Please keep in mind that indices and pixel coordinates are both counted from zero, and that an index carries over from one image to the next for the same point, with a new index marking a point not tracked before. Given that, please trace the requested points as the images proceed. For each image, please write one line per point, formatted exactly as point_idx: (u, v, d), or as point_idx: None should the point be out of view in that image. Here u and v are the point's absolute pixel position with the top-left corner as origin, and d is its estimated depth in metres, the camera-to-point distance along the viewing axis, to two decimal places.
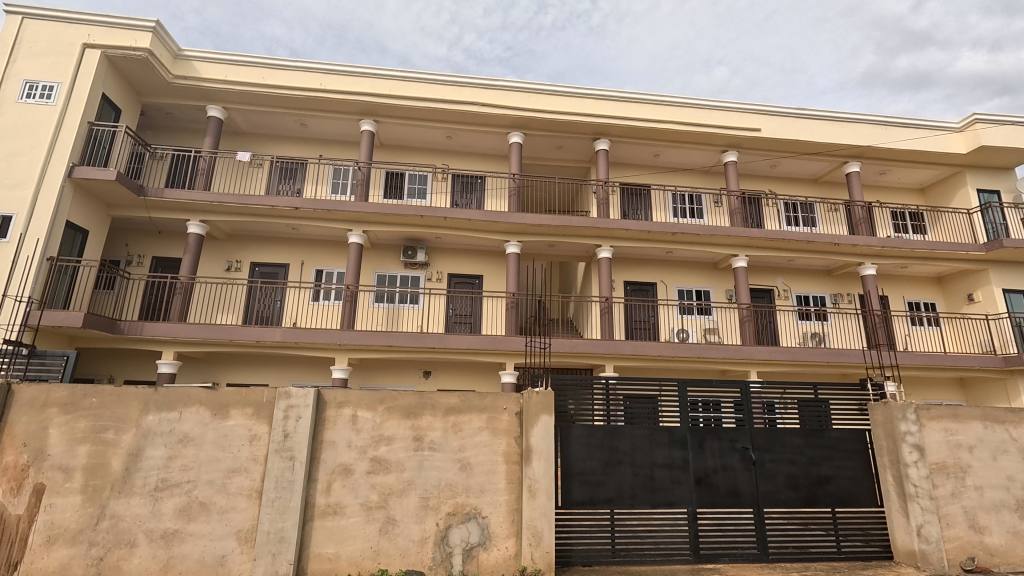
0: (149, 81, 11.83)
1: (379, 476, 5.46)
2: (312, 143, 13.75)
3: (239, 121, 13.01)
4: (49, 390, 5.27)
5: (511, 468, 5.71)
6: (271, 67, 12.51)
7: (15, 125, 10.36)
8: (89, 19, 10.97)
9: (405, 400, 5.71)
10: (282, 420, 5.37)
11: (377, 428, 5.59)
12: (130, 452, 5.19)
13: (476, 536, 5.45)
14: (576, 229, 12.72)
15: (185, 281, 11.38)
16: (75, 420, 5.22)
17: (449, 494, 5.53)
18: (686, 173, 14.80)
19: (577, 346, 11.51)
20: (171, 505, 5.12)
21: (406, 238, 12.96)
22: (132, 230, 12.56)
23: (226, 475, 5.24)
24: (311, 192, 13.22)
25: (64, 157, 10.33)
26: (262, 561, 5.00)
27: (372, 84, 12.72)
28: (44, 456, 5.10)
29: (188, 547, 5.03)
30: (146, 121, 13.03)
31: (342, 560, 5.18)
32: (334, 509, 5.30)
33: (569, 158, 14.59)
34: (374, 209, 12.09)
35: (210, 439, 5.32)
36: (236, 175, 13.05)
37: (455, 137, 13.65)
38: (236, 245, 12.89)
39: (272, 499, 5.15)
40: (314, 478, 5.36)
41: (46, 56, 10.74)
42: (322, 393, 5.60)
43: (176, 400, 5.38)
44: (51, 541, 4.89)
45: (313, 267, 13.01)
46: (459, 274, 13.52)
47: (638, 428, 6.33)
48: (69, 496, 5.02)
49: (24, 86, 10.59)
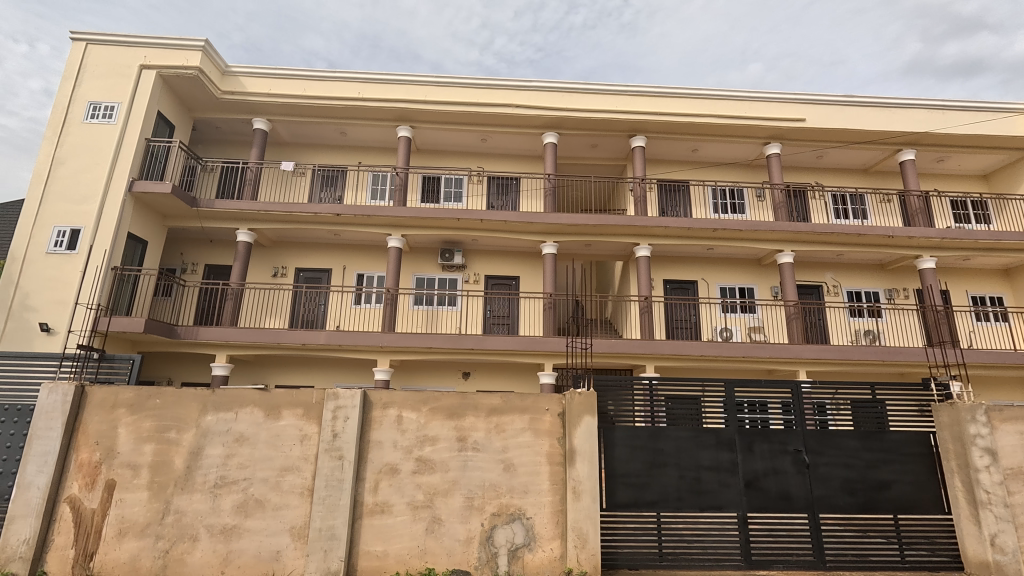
0: (200, 97, 12.45)
1: (424, 475, 5.54)
2: (351, 150, 14.11)
3: (283, 132, 13.50)
4: (117, 391, 5.61)
5: (554, 468, 5.68)
6: (311, 78, 12.92)
7: (80, 144, 11.07)
8: (145, 42, 11.65)
9: (448, 400, 5.78)
10: (331, 421, 5.52)
11: (422, 428, 5.68)
12: (191, 451, 5.46)
13: (521, 536, 5.45)
14: (613, 228, 12.58)
15: (235, 287, 11.92)
16: (141, 419, 5.52)
17: (493, 495, 5.55)
18: (726, 167, 14.38)
19: (616, 346, 11.39)
20: (229, 501, 5.35)
21: (443, 240, 13.16)
22: (186, 239, 13.21)
23: (280, 473, 5.44)
24: (351, 198, 13.61)
25: (125, 172, 10.99)
26: (315, 558, 5.16)
27: (407, 90, 12.98)
28: (114, 454, 5.42)
29: (245, 542, 5.24)
30: (197, 135, 13.70)
31: (390, 558, 5.29)
32: (381, 508, 5.41)
33: (605, 157, 14.42)
34: (412, 213, 12.29)
35: (264, 439, 5.53)
36: (282, 184, 13.57)
37: (489, 140, 13.72)
38: (282, 251, 13.36)
39: (322, 497, 5.30)
40: (361, 477, 5.49)
41: (107, 79, 11.45)
42: (368, 394, 5.73)
43: (231, 401, 5.63)
44: (123, 534, 5.21)
45: (354, 271, 13.36)
46: (496, 275, 13.58)
47: (681, 429, 6.19)
48: (137, 492, 5.32)
49: (88, 108, 11.30)
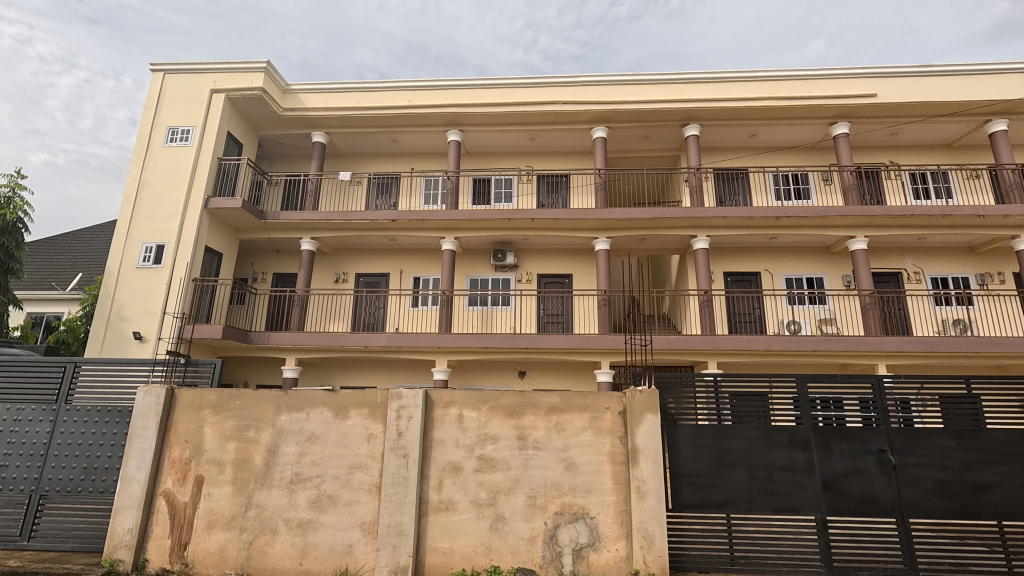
0: (264, 116, 13.20)
1: (486, 473, 5.61)
2: (404, 157, 14.51)
3: (340, 143, 14.09)
4: (202, 393, 6.04)
5: (617, 468, 5.58)
6: (364, 90, 13.38)
7: (162, 166, 12.03)
8: (214, 67, 12.50)
9: (508, 399, 5.81)
10: (395, 420, 5.69)
11: (483, 427, 5.75)
12: (269, 449, 5.79)
13: (586, 536, 5.40)
14: (668, 221, 12.23)
15: (302, 293, 12.55)
16: (223, 419, 5.92)
17: (556, 494, 5.53)
18: (789, 151, 13.63)
19: (676, 342, 11.06)
20: (304, 496, 5.63)
21: (495, 241, 13.27)
22: (256, 250, 14.05)
23: (350, 470, 5.67)
24: (405, 204, 14.00)
25: (201, 190, 11.84)
26: (385, 553, 5.33)
27: (455, 95, 13.18)
28: (201, 452, 5.84)
29: (320, 536, 5.50)
30: (263, 151, 14.54)
31: (456, 554, 5.39)
32: (445, 505, 5.52)
33: (657, 148, 14.05)
34: (464, 215, 12.48)
35: (334, 437, 5.79)
36: (340, 194, 14.16)
37: (537, 138, 13.70)
38: (342, 258, 13.92)
39: (390, 494, 5.48)
40: (426, 475, 5.62)
41: (183, 104, 12.38)
42: (429, 394, 5.86)
43: (303, 401, 5.92)
44: (212, 526, 5.61)
45: (411, 275, 13.72)
46: (548, 274, 13.55)
47: (750, 427, 5.92)
48: (223, 487, 5.71)
49: (167, 132, 12.25)
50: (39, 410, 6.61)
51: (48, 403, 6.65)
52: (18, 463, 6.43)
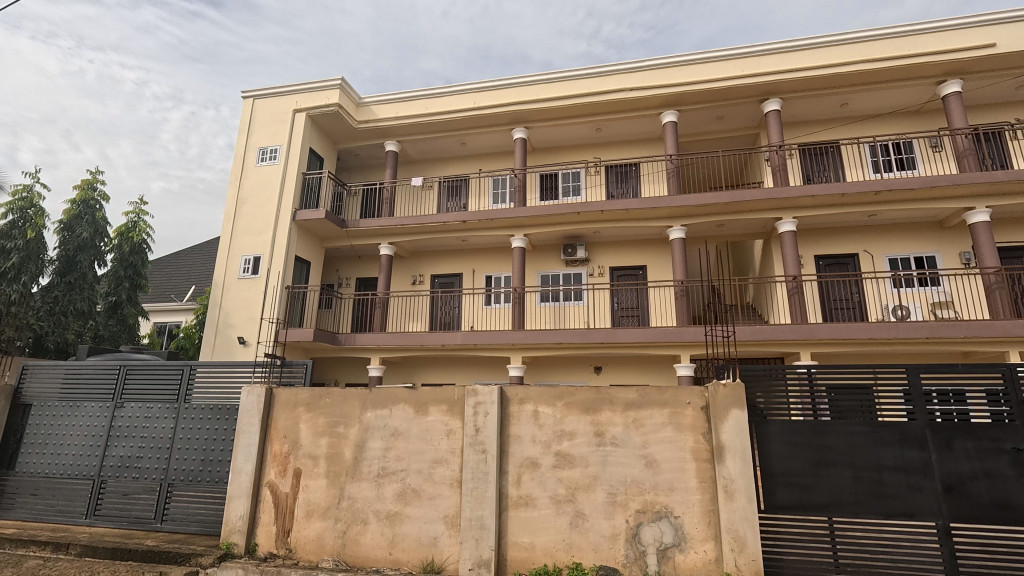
0: (341, 130, 13.99)
1: (564, 470, 5.57)
2: (471, 159, 14.78)
3: (411, 150, 14.62)
4: (297, 392, 6.51)
5: (702, 466, 5.33)
6: (431, 96, 13.77)
7: (255, 184, 13.11)
8: (296, 89, 13.43)
9: (583, 395, 5.74)
10: (473, 416, 5.81)
11: (559, 423, 5.71)
12: (357, 444, 6.13)
13: (670, 536, 5.20)
14: (748, 204, 11.47)
15: (382, 296, 13.17)
16: (316, 416, 6.35)
17: (637, 492, 5.37)
18: (887, 118, 12.30)
19: (763, 333, 10.37)
20: (391, 489, 5.90)
21: (565, 236, 13.16)
22: (340, 257, 14.94)
23: (432, 464, 5.87)
24: (475, 205, 14.26)
25: (290, 204, 12.78)
26: (468, 546, 5.45)
27: (519, 92, 13.21)
28: (298, 446, 6.30)
29: (407, 527, 5.74)
30: (342, 164, 15.43)
31: (537, 550, 5.40)
32: (525, 500, 5.55)
33: (733, 128, 13.23)
34: (533, 212, 12.49)
35: (416, 433, 6.01)
36: (413, 199, 14.70)
37: (604, 128, 13.40)
38: (418, 261, 14.44)
39: (470, 489, 5.60)
40: (504, 470, 5.68)
41: (271, 126, 13.43)
42: (505, 390, 5.92)
43: (386, 398, 6.21)
44: (310, 515, 6.03)
45: (483, 274, 13.96)
46: (621, 266, 13.22)
47: (852, 423, 5.41)
48: (318, 479, 6.13)
49: (258, 153, 13.34)
50: (164, 409, 7.45)
51: (171, 402, 7.48)
52: (149, 456, 7.30)
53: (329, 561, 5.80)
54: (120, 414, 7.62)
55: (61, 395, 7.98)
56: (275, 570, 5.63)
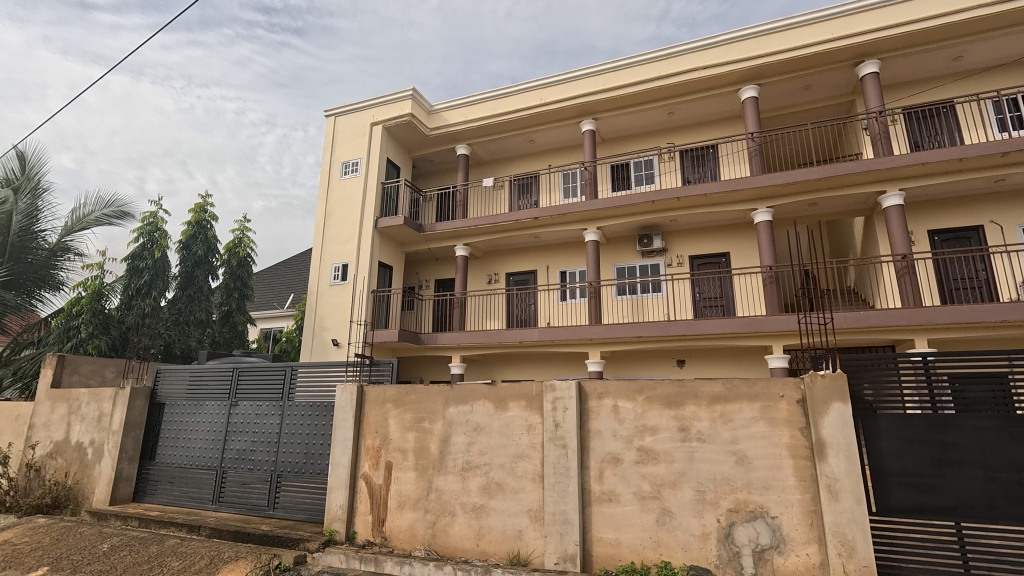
0: (415, 138, 14.57)
1: (648, 465, 5.42)
2: (541, 155, 14.80)
3: (481, 152, 14.92)
4: (385, 389, 6.89)
5: (800, 463, 4.96)
6: (498, 97, 13.93)
7: (340, 196, 14.01)
8: (372, 104, 14.18)
9: (665, 389, 5.56)
10: (552, 411, 5.82)
11: (640, 418, 5.57)
12: (442, 439, 6.37)
13: (767, 537, 4.88)
14: (844, 178, 10.47)
15: (460, 296, 13.56)
16: (403, 412, 6.68)
17: (728, 489, 5.11)
18: (1015, 67, 10.69)
19: (867, 319, 9.43)
20: (476, 482, 6.07)
21: (640, 226, 12.79)
22: (420, 260, 15.58)
23: (513, 459, 5.96)
24: (546, 201, 14.27)
25: (371, 212, 13.53)
26: (552, 540, 5.47)
27: (585, 84, 13.02)
28: (388, 440, 6.66)
29: (493, 520, 5.87)
30: (417, 170, 16.08)
31: (623, 547, 5.30)
32: (608, 496, 5.48)
33: (823, 97, 12.14)
34: (605, 204, 12.27)
35: (497, 428, 6.14)
36: (485, 200, 15.00)
37: (677, 112, 12.85)
38: (493, 260, 14.70)
39: (553, 483, 5.61)
40: (586, 465, 5.64)
41: (351, 141, 14.30)
42: (583, 385, 5.87)
43: (467, 395, 6.39)
44: (402, 505, 6.36)
45: (557, 269, 13.93)
46: (702, 255, 12.61)
47: (981, 417, 4.78)
48: (408, 471, 6.44)
49: (342, 167, 14.25)
50: (271, 406, 8.20)
51: (277, 400, 8.20)
52: (262, 449, 8.05)
53: (421, 550, 6.08)
54: (236, 411, 8.49)
55: (188, 394, 9.03)
56: (373, 556, 5.99)
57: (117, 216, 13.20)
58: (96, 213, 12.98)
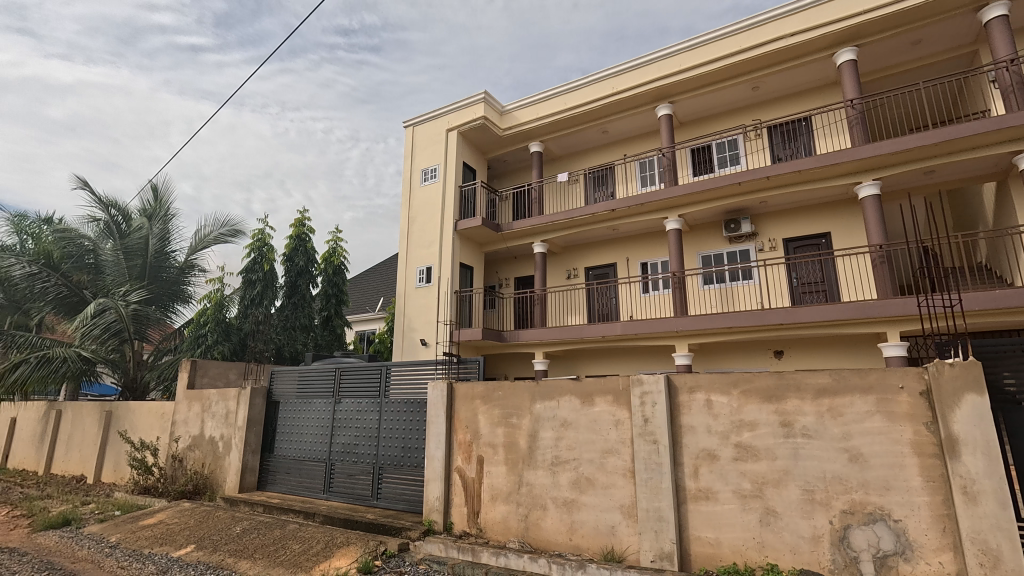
0: (488, 140, 14.86)
1: (748, 462, 5.15)
2: (615, 145, 14.48)
3: (554, 148, 14.89)
4: (473, 386, 7.11)
5: (927, 462, 4.46)
6: (568, 90, 13.82)
7: (421, 202, 14.63)
8: (447, 111, 14.65)
9: (763, 382, 5.24)
10: (640, 406, 5.71)
11: (736, 413, 5.30)
12: (530, 434, 6.47)
13: (890, 542, 4.45)
14: (969, 140, 9.20)
15: (540, 293, 13.65)
16: (492, 408, 6.87)
17: (840, 489, 4.72)
18: None
19: (1005, 299, 8.24)
20: (566, 477, 6.10)
21: (726, 210, 12.12)
22: (499, 259, 15.87)
23: (603, 454, 5.92)
24: (623, 192, 13.96)
25: (451, 216, 13.99)
26: (647, 537, 5.37)
27: (659, 67, 12.54)
28: (479, 435, 6.88)
29: (585, 514, 5.87)
30: (492, 171, 16.38)
31: (724, 547, 5.09)
32: (705, 493, 5.27)
33: (935, 51, 10.77)
34: (686, 190, 11.75)
35: (584, 423, 6.12)
36: (561, 195, 14.96)
37: (762, 86, 12.01)
38: (571, 255, 14.63)
39: (645, 480, 5.50)
40: (680, 462, 5.47)
41: (429, 148, 14.87)
42: (672, 378, 5.70)
43: (553, 390, 6.44)
44: (494, 498, 6.55)
45: (638, 261, 13.57)
46: (799, 237, 11.69)
47: None
48: (499, 466, 6.62)
49: (422, 174, 14.87)
50: (370, 403, 8.78)
51: (375, 397, 8.76)
52: (364, 443, 8.65)
53: (515, 542, 6.22)
54: (340, 408, 9.19)
55: (298, 394, 9.89)
56: (470, 546, 6.21)
57: (231, 234, 14.74)
58: (215, 233, 14.63)
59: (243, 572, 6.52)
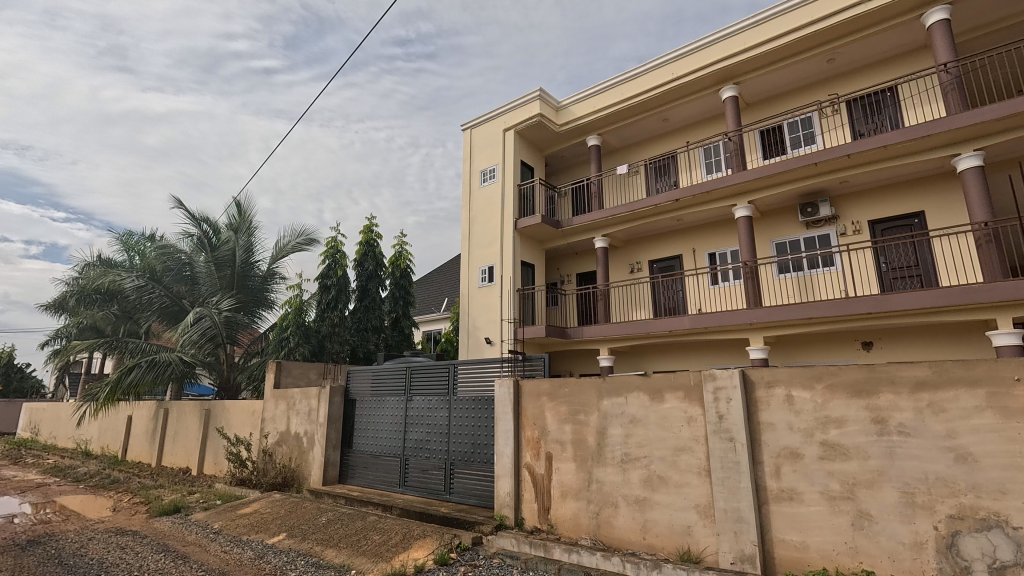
0: (545, 137, 14.84)
1: (836, 462, 4.82)
2: (677, 133, 13.99)
3: (612, 140, 14.62)
4: (539, 383, 7.14)
5: None
6: (625, 80, 13.51)
7: (481, 203, 14.87)
8: (503, 111, 14.78)
9: (850, 375, 4.88)
10: (714, 402, 5.50)
11: (821, 409, 4.97)
12: (599, 431, 6.40)
13: (1008, 552, 3.99)
14: None
15: (603, 288, 13.47)
16: (558, 405, 6.87)
17: (946, 492, 4.31)
18: None
19: None
20: (637, 475, 5.98)
21: (802, 194, 11.37)
22: (560, 256, 15.80)
23: (675, 452, 5.75)
24: (686, 180, 13.47)
25: (511, 214, 14.10)
26: (726, 538, 5.16)
27: (721, 48, 11.96)
28: (547, 432, 6.90)
29: (658, 513, 5.73)
30: (550, 168, 16.33)
31: (812, 551, 4.79)
32: (788, 494, 4.99)
33: None
34: (756, 174, 11.15)
35: (654, 420, 5.98)
36: (621, 188, 14.67)
37: (837, 57, 11.15)
38: (634, 248, 14.30)
39: (721, 479, 5.29)
40: (759, 460, 5.21)
41: (487, 149, 15.07)
42: (748, 373, 5.44)
43: (621, 387, 6.34)
44: (564, 495, 6.55)
45: (705, 252, 13.04)
46: (886, 218, 10.75)
47: None
48: (568, 462, 6.61)
49: (481, 175, 15.09)
50: (440, 401, 9.05)
51: (445, 395, 9.01)
52: (435, 439, 8.93)
53: (587, 539, 6.19)
54: (412, 405, 9.54)
55: (372, 392, 10.36)
56: (542, 542, 6.25)
57: (307, 243, 15.69)
58: (292, 242, 15.63)
59: (330, 560, 6.94)
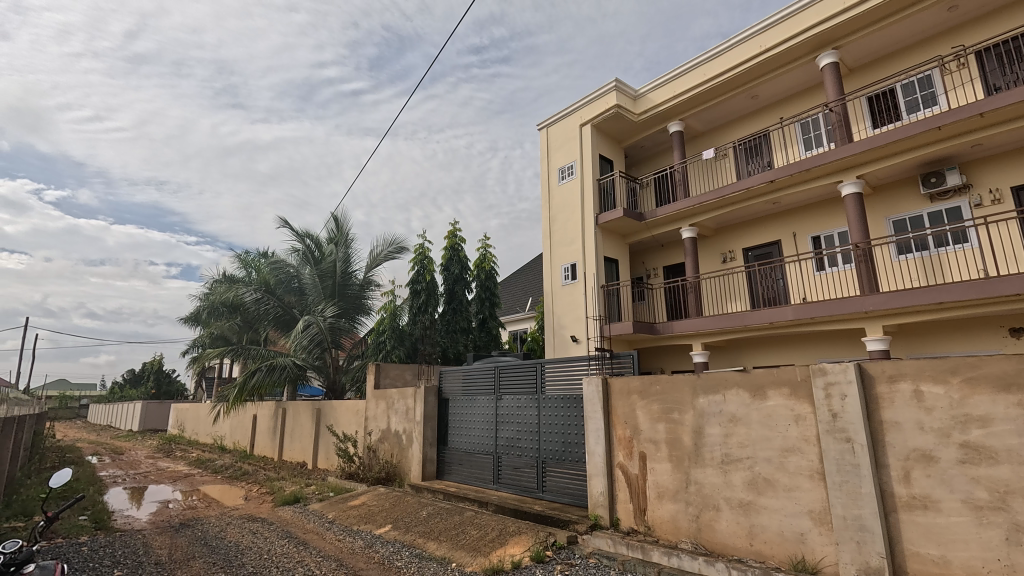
0: (624, 128, 14.46)
1: (980, 467, 4.21)
2: (768, 110, 13.00)
3: (695, 124, 13.90)
4: (629, 381, 6.97)
5: None
6: (706, 60, 12.79)
7: (561, 201, 14.81)
8: (579, 106, 14.63)
9: (995, 367, 4.23)
10: (826, 400, 5.03)
11: (958, 406, 4.37)
12: (695, 430, 6.11)
13: None
14: None
15: (693, 280, 12.86)
16: (650, 403, 6.65)
17: None
18: None
19: None
20: (740, 477, 5.63)
21: (924, 163, 10.05)
22: (645, 250, 15.31)
23: (782, 453, 5.34)
24: (782, 160, 12.49)
25: (591, 210, 13.89)
26: (847, 548, 4.69)
27: (816, 11, 10.93)
28: (639, 431, 6.71)
29: (766, 519, 5.35)
30: (631, 159, 15.87)
31: (955, 567, 4.21)
32: (922, 502, 4.44)
33: None
34: (865, 145, 10.05)
35: (757, 419, 5.59)
36: (708, 174, 13.93)
37: (961, 4, 9.74)
38: (725, 237, 13.49)
39: (838, 483, 4.83)
40: (883, 463, 4.69)
41: (564, 146, 14.99)
42: (865, 366, 4.91)
43: (718, 384, 6.01)
44: (661, 497, 6.32)
45: (807, 235, 11.98)
46: None
47: None
48: (662, 463, 6.38)
49: (559, 173, 15.03)
50: (529, 399, 9.13)
51: (533, 394, 9.10)
52: (526, 437, 9.03)
53: (687, 543, 5.93)
54: (502, 404, 9.73)
55: (464, 391, 10.72)
56: (640, 544, 6.08)
57: (397, 251, 16.60)
58: (384, 251, 16.58)
59: (431, 552, 7.26)
